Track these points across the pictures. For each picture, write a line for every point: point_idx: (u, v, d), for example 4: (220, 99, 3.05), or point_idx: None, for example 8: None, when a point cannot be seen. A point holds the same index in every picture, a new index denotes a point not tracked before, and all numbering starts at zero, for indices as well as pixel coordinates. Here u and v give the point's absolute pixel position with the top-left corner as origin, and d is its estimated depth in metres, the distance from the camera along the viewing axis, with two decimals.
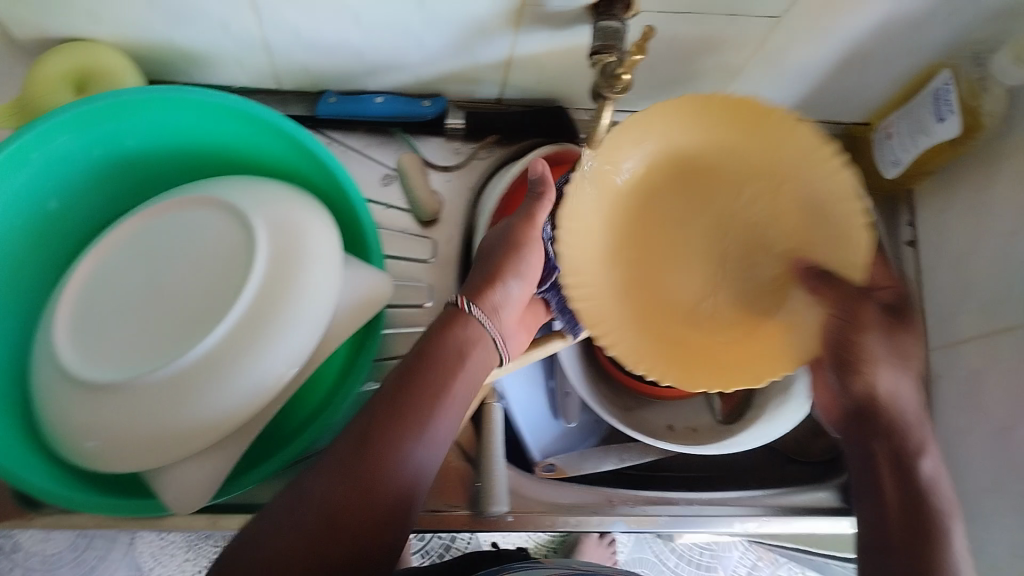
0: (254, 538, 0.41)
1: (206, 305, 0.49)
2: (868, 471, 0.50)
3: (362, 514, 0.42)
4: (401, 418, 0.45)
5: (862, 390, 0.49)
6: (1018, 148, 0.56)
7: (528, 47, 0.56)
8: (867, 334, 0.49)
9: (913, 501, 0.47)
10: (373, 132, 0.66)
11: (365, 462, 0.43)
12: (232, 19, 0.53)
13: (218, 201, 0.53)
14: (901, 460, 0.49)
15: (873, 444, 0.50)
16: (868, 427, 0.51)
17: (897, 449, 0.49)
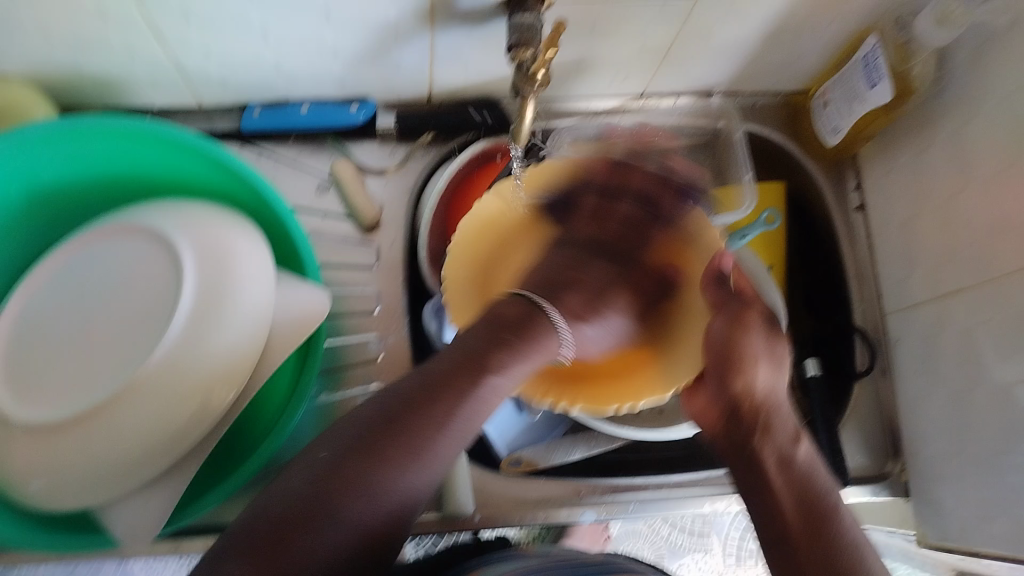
0: (272, 496, 0.37)
1: (137, 337, 0.48)
2: (750, 464, 0.50)
3: (362, 519, 0.38)
4: (453, 391, 0.43)
5: (742, 389, 0.51)
6: (958, 108, 0.57)
7: (447, 47, 0.56)
8: (752, 331, 0.53)
9: (786, 465, 0.49)
10: (306, 141, 0.65)
11: (401, 432, 0.40)
12: (137, 42, 0.52)
13: (144, 228, 0.52)
14: (786, 466, 0.49)
15: (760, 452, 0.50)
16: (745, 424, 0.52)
17: (780, 454, 0.50)
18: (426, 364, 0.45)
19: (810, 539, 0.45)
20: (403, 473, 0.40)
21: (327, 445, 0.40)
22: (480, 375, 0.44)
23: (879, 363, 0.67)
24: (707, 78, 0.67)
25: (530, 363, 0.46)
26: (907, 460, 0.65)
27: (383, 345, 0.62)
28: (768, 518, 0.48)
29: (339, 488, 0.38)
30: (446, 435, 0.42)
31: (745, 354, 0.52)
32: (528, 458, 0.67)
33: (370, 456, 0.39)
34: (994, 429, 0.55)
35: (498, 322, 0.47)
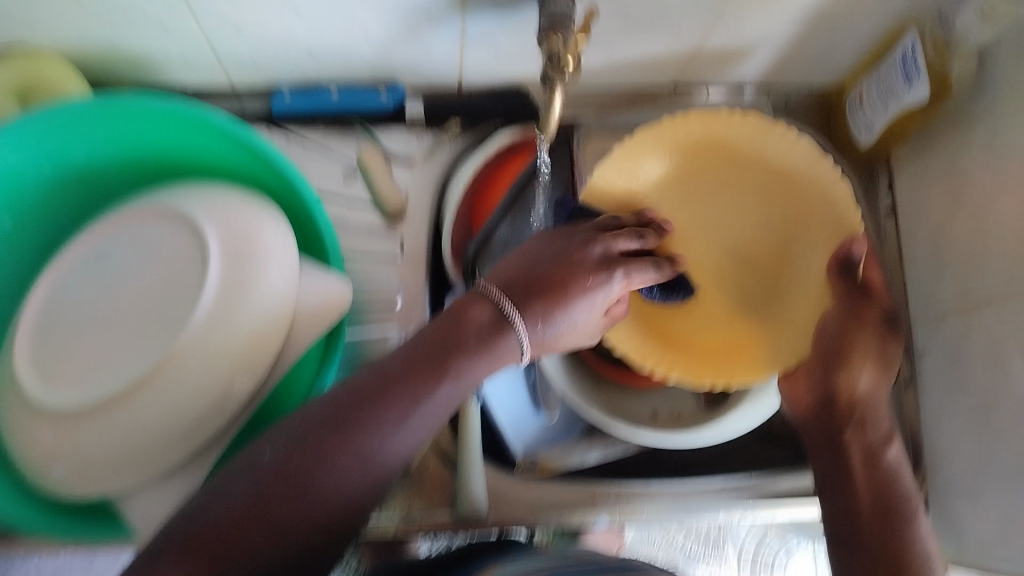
0: (209, 497, 0.38)
1: (161, 318, 0.48)
2: (835, 456, 0.51)
3: (319, 501, 0.39)
4: (401, 392, 0.42)
5: (845, 384, 0.51)
6: (998, 103, 0.56)
7: (478, 33, 0.55)
8: (869, 333, 0.52)
9: (870, 466, 0.50)
10: (332, 127, 0.64)
11: (339, 436, 0.40)
12: (169, 19, 0.52)
13: (171, 214, 0.52)
14: (874, 460, 0.51)
15: (846, 445, 0.51)
16: (839, 421, 0.52)
17: (869, 447, 0.51)
18: (382, 363, 0.44)
19: (871, 516, 0.49)
20: (359, 453, 0.40)
21: (264, 451, 0.39)
22: (432, 378, 0.43)
23: (903, 371, 0.65)
24: (740, 72, 0.66)
25: (485, 367, 0.45)
26: (928, 472, 0.63)
27: (402, 337, 0.61)
28: (839, 496, 0.50)
29: (274, 492, 0.38)
30: (400, 428, 0.42)
31: (854, 351, 0.51)
32: (544, 461, 0.67)
33: (305, 459, 0.39)
34: (1021, 440, 0.54)
35: (457, 326, 0.45)
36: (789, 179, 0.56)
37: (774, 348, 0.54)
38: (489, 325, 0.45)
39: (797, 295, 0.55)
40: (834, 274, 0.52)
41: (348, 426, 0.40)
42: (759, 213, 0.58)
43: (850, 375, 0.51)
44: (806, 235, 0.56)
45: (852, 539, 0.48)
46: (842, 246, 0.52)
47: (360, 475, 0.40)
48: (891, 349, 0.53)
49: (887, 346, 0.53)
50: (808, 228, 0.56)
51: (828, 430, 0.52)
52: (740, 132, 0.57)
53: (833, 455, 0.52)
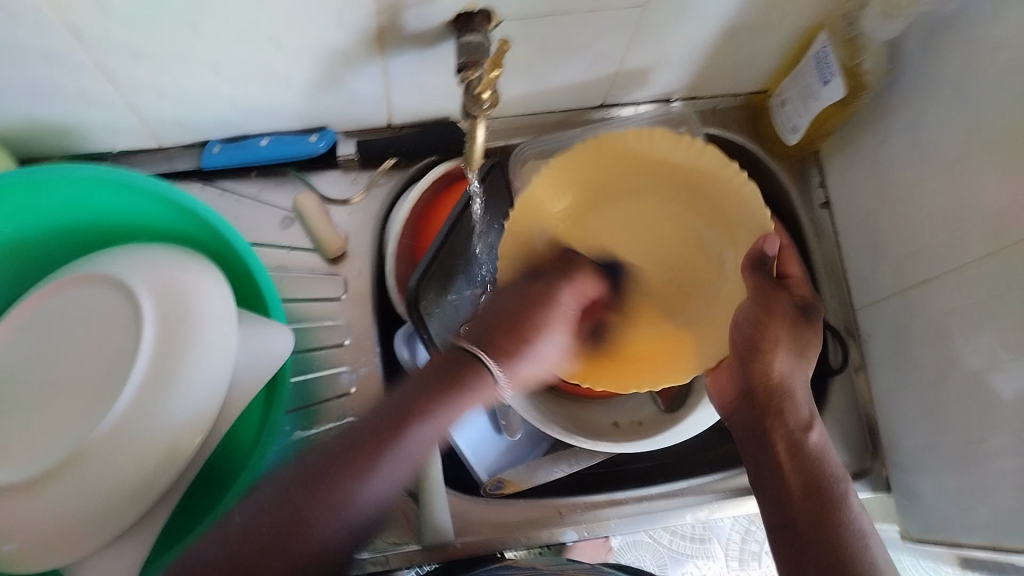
0: (195, 548, 0.40)
1: (99, 384, 0.47)
2: (764, 452, 0.53)
3: (293, 557, 0.41)
4: (386, 443, 0.44)
5: (762, 377, 0.52)
6: (914, 96, 0.57)
7: (400, 72, 0.55)
8: (777, 322, 0.52)
9: (798, 453, 0.52)
10: (266, 176, 0.64)
11: (321, 490, 0.42)
12: (87, 89, 0.52)
13: (103, 276, 0.51)
14: (800, 455, 0.52)
15: (772, 437, 0.53)
16: (761, 410, 0.53)
17: (792, 441, 0.53)
18: (358, 422, 0.46)
19: (812, 522, 0.50)
20: (340, 505, 0.42)
21: (246, 505, 0.41)
22: (409, 427, 0.45)
23: (853, 359, 0.67)
24: (663, 85, 0.67)
25: (460, 404, 0.46)
26: (888, 454, 0.65)
27: (356, 377, 0.61)
28: (778, 507, 0.52)
29: (254, 551, 0.40)
30: (376, 473, 0.43)
31: (772, 341, 0.52)
32: (510, 480, 0.65)
33: (288, 519, 0.41)
34: (968, 418, 0.55)
35: (440, 373, 0.47)
36: (704, 178, 0.56)
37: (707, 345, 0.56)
38: (467, 373, 0.47)
39: (717, 288, 0.58)
40: (748, 269, 0.53)
41: (332, 481, 0.42)
42: (679, 214, 0.60)
43: (761, 365, 0.52)
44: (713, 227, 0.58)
45: (792, 534, 0.50)
46: (755, 243, 0.53)
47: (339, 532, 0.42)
48: (806, 335, 0.54)
49: (800, 335, 0.54)
50: (733, 230, 0.57)
51: (754, 422, 0.54)
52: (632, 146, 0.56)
53: (763, 455, 0.53)
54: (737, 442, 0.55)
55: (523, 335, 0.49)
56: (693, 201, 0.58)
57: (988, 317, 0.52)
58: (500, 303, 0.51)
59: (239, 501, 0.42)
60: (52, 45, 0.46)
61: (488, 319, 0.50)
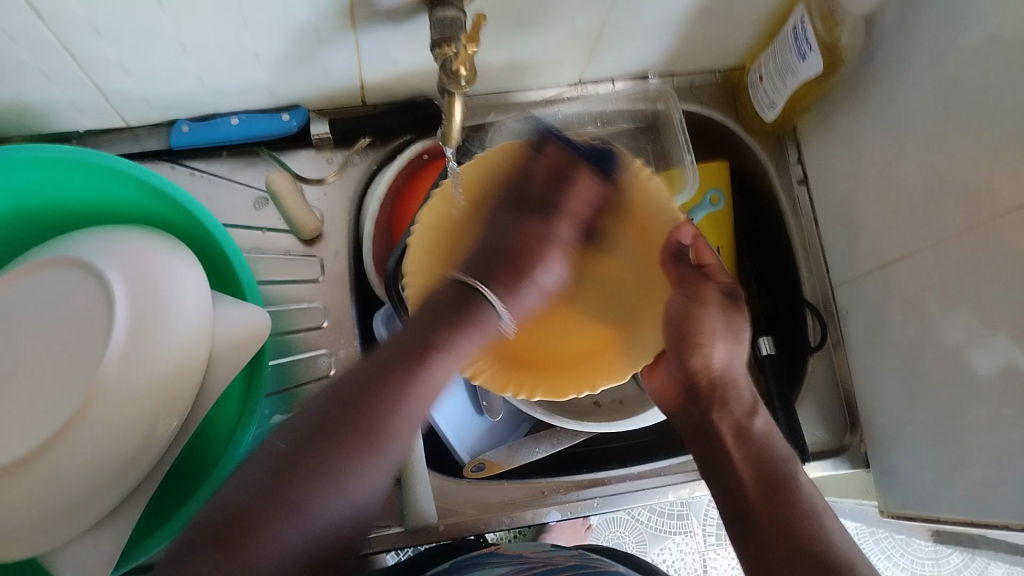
0: (217, 497, 0.40)
1: (68, 370, 0.46)
2: (709, 442, 0.54)
3: (305, 517, 0.40)
4: (400, 378, 0.46)
5: (701, 365, 0.54)
6: (890, 70, 0.57)
7: (373, 47, 0.55)
8: (708, 309, 0.54)
9: (741, 435, 0.53)
10: (237, 155, 0.63)
11: (322, 452, 0.42)
12: (48, 66, 0.50)
13: (71, 260, 0.49)
14: (744, 437, 0.53)
15: (717, 427, 0.54)
16: (703, 404, 0.55)
17: (738, 425, 0.54)
18: (365, 361, 0.47)
19: (767, 498, 0.50)
20: (352, 460, 0.43)
21: (259, 459, 0.42)
22: (424, 359, 0.47)
23: (832, 335, 0.67)
24: (639, 62, 0.66)
25: (466, 347, 0.49)
26: (866, 430, 0.65)
27: (334, 359, 0.61)
28: (730, 493, 0.52)
29: (257, 508, 0.39)
30: (377, 429, 0.44)
31: (700, 331, 0.54)
32: (491, 461, 0.66)
33: (305, 467, 0.41)
34: (945, 393, 0.55)
35: (435, 307, 0.50)
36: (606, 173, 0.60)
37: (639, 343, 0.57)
38: (451, 325, 0.49)
39: (630, 286, 0.60)
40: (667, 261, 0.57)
41: (348, 429, 0.43)
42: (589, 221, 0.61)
43: (702, 355, 0.54)
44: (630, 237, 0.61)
45: (747, 522, 0.50)
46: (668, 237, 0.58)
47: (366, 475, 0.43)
48: (740, 317, 0.55)
49: (734, 320, 0.55)
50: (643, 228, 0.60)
51: (698, 417, 0.56)
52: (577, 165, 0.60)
53: (709, 444, 0.54)
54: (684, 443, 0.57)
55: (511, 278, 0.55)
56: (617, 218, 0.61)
57: (964, 294, 0.52)
58: (505, 240, 0.57)
59: (233, 474, 0.42)
60: (11, 21, 0.45)
61: (481, 257, 0.55)
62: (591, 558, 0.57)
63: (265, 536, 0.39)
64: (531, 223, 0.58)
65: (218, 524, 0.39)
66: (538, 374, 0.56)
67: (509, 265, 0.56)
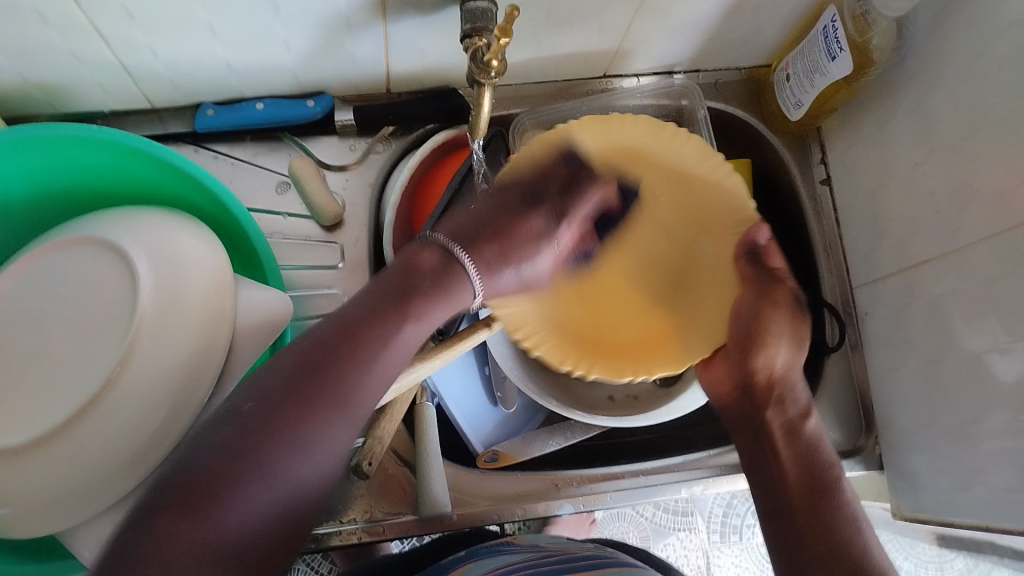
0: (178, 458, 0.36)
1: (90, 352, 0.47)
2: (757, 436, 0.54)
3: (261, 500, 0.36)
4: (372, 333, 0.41)
5: (761, 366, 0.55)
6: (921, 74, 0.57)
7: (401, 36, 0.54)
8: (777, 312, 0.54)
9: (793, 436, 0.53)
10: (261, 140, 0.63)
11: (292, 411, 0.38)
12: (78, 46, 0.50)
13: (95, 240, 0.49)
14: (794, 436, 0.53)
15: (768, 425, 0.54)
16: (756, 401, 0.55)
17: (788, 424, 0.54)
18: (336, 314, 0.42)
19: (807, 504, 0.50)
20: (319, 424, 0.38)
21: (220, 421, 0.37)
22: (398, 316, 0.42)
23: (850, 337, 0.67)
24: (666, 57, 0.66)
25: (445, 310, 0.44)
26: (882, 433, 0.65)
27: None
28: (771, 489, 0.52)
29: (210, 492, 0.35)
30: (355, 377, 0.40)
31: (768, 330, 0.54)
32: (504, 452, 0.66)
33: (271, 432, 0.37)
34: (964, 399, 0.55)
35: (410, 269, 0.44)
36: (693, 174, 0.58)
37: (696, 339, 0.57)
38: (425, 285, 0.43)
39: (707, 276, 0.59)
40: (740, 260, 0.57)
41: (315, 385, 0.39)
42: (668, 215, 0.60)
43: (762, 356, 0.54)
44: (711, 238, 0.59)
45: (786, 519, 0.50)
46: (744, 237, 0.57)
47: (336, 435, 0.39)
48: (803, 325, 0.56)
49: (798, 323, 0.56)
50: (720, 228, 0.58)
51: (750, 412, 0.55)
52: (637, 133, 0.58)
53: (756, 443, 0.54)
54: (727, 429, 0.57)
55: (509, 242, 0.49)
56: (704, 218, 0.59)
57: (988, 303, 0.52)
58: (497, 217, 0.49)
59: (190, 439, 0.38)
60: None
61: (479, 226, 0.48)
62: (607, 551, 0.57)
63: (225, 505, 0.35)
64: (540, 219, 0.51)
65: (177, 490, 0.35)
66: (598, 354, 0.57)
67: (499, 241, 0.48)
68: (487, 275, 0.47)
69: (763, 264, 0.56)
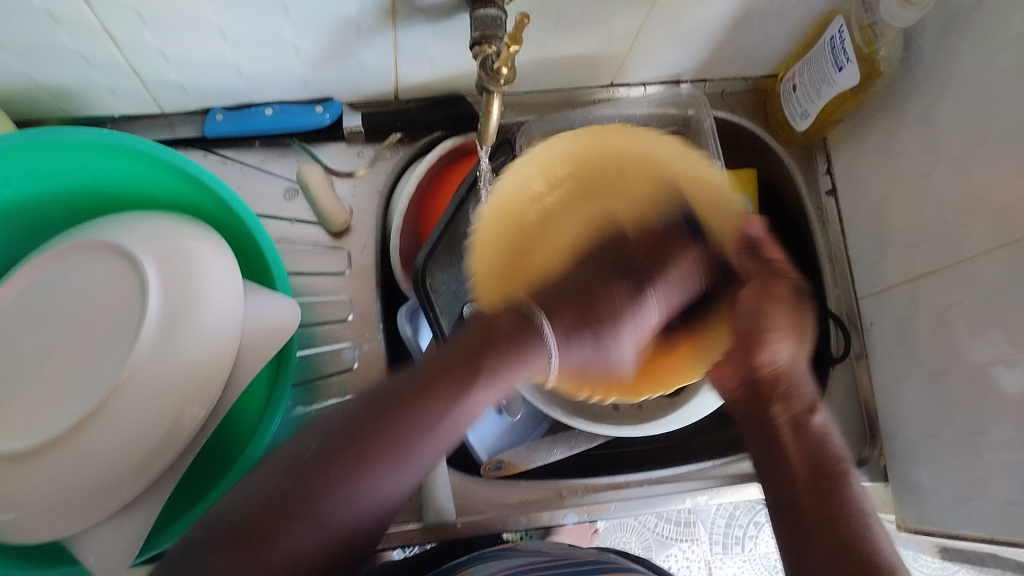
0: (234, 495, 0.37)
1: (99, 355, 0.47)
2: (767, 435, 0.50)
3: (313, 541, 0.37)
4: (447, 390, 0.42)
5: (766, 363, 0.52)
6: (926, 84, 0.57)
7: (411, 43, 0.55)
8: (777, 309, 0.54)
9: (800, 430, 0.49)
10: (269, 146, 0.63)
11: (360, 459, 0.38)
12: (90, 50, 0.50)
13: (105, 245, 0.50)
14: (802, 431, 0.49)
15: (773, 418, 0.50)
16: (763, 398, 0.51)
17: (796, 418, 0.50)
18: (410, 369, 0.43)
19: (816, 500, 0.45)
20: (384, 474, 0.39)
21: (286, 459, 0.38)
22: (473, 375, 0.43)
23: (855, 346, 0.67)
24: (673, 67, 0.66)
25: (518, 374, 0.45)
26: (886, 443, 0.65)
27: (358, 352, 0.61)
28: (786, 493, 0.46)
29: (267, 524, 0.36)
30: (426, 433, 0.40)
31: (769, 327, 0.53)
32: (509, 461, 0.66)
33: (338, 477, 0.38)
34: (970, 409, 0.55)
35: (488, 329, 0.45)
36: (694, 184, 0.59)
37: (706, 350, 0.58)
38: (497, 349, 0.44)
39: (700, 270, 0.62)
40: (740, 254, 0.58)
41: (387, 435, 0.39)
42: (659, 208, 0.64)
43: (767, 352, 0.52)
44: (710, 237, 0.61)
45: (794, 513, 0.45)
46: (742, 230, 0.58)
47: (392, 488, 0.39)
48: (807, 317, 0.55)
49: (800, 317, 0.54)
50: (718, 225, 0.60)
51: (756, 411, 0.51)
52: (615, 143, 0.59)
53: (772, 449, 0.49)
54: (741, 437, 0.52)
55: (596, 328, 0.52)
56: (706, 228, 0.61)
57: (993, 313, 0.52)
58: (575, 299, 0.54)
59: (257, 467, 0.39)
60: (57, 2, 0.45)
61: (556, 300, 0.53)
62: (610, 556, 0.57)
63: (273, 548, 0.36)
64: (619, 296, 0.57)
65: (228, 530, 0.36)
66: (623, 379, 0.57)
67: (582, 313, 0.52)
68: (569, 344, 0.49)
69: (763, 257, 0.57)
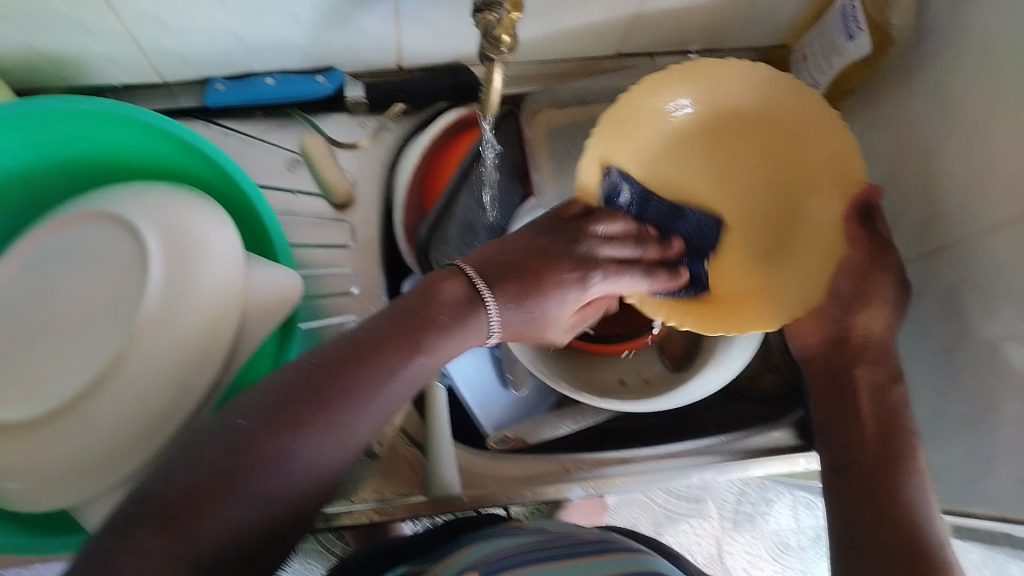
0: (162, 471, 0.38)
1: (99, 326, 0.47)
2: (841, 390, 0.52)
3: (242, 511, 0.38)
4: (377, 363, 0.42)
5: (859, 326, 0.51)
6: (938, 52, 0.56)
7: (413, 10, 0.54)
8: (881, 274, 0.50)
9: (883, 422, 0.50)
10: (272, 117, 0.63)
11: (293, 430, 0.39)
12: (91, 18, 0.50)
13: (108, 215, 0.50)
14: (880, 393, 0.51)
15: (853, 378, 0.51)
16: (847, 356, 0.52)
17: (875, 381, 0.51)
18: (337, 339, 0.44)
19: (874, 466, 0.49)
20: (314, 446, 0.40)
21: (215, 432, 0.39)
22: (403, 350, 0.43)
23: None
24: (682, 36, 0.66)
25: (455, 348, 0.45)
26: None
27: (361, 327, 0.60)
28: (845, 445, 0.51)
29: (196, 494, 0.37)
30: (357, 409, 0.41)
31: (870, 291, 0.50)
32: (514, 434, 0.66)
33: (266, 445, 0.39)
34: (980, 383, 0.54)
35: (426, 302, 0.45)
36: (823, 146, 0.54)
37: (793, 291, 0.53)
38: (438, 306, 0.45)
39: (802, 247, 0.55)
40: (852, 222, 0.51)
41: (320, 407, 0.40)
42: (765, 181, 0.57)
43: (859, 315, 0.51)
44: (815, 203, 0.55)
45: (848, 477, 0.49)
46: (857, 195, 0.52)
47: (325, 458, 0.41)
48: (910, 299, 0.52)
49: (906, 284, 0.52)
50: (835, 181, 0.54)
51: (836, 367, 0.52)
52: (735, 86, 0.56)
53: (842, 402, 0.52)
54: (813, 390, 0.54)
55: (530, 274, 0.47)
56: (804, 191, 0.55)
57: (1005, 285, 0.51)
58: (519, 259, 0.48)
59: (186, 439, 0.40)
60: None
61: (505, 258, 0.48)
62: (616, 535, 0.56)
63: (200, 518, 0.37)
64: (569, 265, 0.48)
65: (155, 505, 0.36)
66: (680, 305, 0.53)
67: (523, 276, 0.47)
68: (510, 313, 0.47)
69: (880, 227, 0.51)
